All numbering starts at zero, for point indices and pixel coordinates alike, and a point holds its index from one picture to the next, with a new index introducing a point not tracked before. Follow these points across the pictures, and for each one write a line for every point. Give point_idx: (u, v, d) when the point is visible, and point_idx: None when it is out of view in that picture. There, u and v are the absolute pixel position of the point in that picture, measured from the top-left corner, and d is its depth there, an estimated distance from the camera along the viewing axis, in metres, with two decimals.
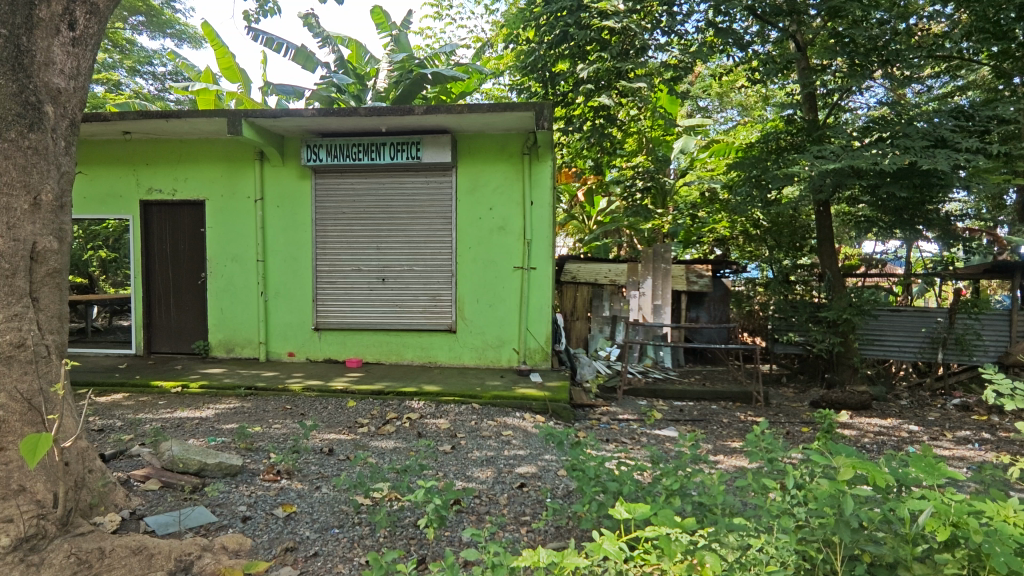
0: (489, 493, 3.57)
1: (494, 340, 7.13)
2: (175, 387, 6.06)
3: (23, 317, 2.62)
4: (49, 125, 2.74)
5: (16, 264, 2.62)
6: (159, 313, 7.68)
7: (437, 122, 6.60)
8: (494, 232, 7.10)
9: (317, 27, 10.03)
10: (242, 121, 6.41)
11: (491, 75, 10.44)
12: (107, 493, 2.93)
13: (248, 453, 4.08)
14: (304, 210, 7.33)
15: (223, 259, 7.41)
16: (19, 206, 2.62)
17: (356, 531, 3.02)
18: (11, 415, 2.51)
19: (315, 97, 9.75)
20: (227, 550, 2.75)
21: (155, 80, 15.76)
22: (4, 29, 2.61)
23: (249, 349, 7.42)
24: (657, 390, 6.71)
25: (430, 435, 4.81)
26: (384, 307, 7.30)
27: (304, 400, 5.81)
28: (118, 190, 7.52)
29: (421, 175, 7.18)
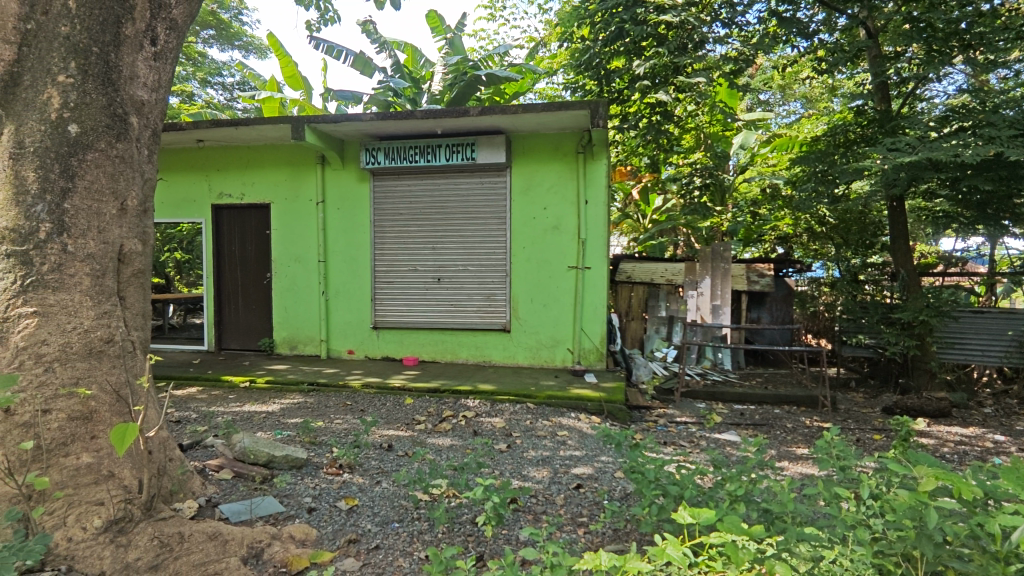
0: (545, 492, 3.57)
1: (548, 340, 7.12)
2: (244, 382, 6.36)
3: (112, 314, 2.82)
4: (133, 135, 2.93)
5: (106, 265, 2.81)
6: (229, 312, 8.08)
7: (492, 123, 6.64)
8: (549, 232, 7.09)
9: (375, 33, 10.29)
10: (305, 127, 6.66)
11: (545, 74, 10.41)
12: (185, 481, 3.10)
13: (312, 447, 4.24)
14: (363, 211, 7.54)
15: (287, 260, 7.72)
16: (109, 211, 2.82)
17: (416, 526, 3.08)
18: (102, 406, 2.69)
19: (373, 101, 10.03)
20: (294, 539, 2.86)
21: (224, 90, 16.57)
22: (95, 46, 2.79)
23: (312, 346, 7.70)
24: (716, 392, 6.52)
25: (486, 434, 4.85)
26: (439, 306, 7.42)
27: (363, 397, 5.97)
28: (191, 194, 7.95)
29: (476, 176, 7.25)
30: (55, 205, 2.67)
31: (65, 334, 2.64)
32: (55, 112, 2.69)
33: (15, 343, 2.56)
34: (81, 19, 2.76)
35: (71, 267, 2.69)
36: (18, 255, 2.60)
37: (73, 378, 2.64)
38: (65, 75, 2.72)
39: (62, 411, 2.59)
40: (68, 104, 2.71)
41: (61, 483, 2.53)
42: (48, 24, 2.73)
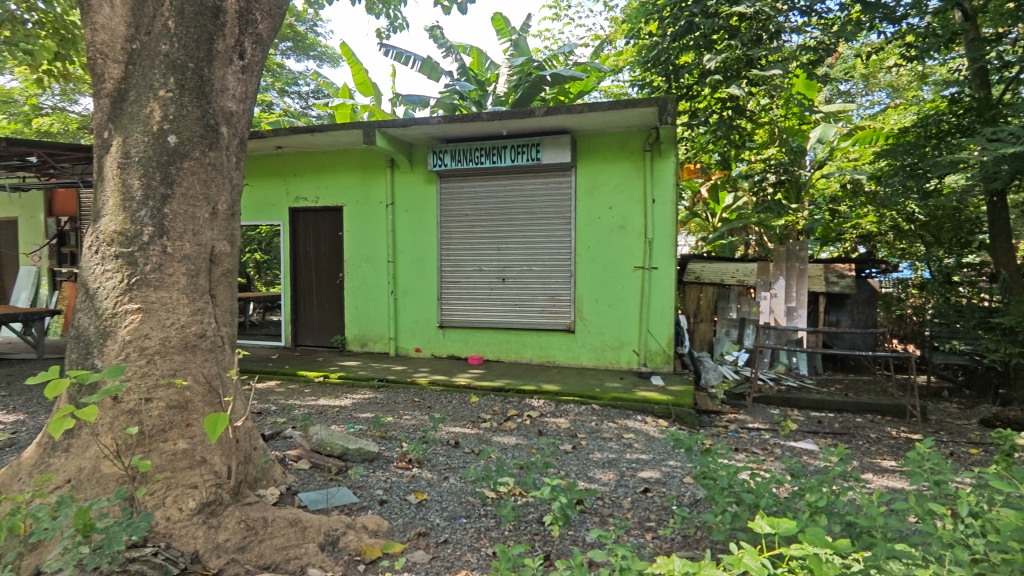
0: (611, 495, 3.53)
1: (613, 341, 7.04)
2: (318, 377, 6.67)
3: (205, 311, 3.02)
4: (224, 144, 3.13)
5: (200, 265, 3.02)
6: (304, 310, 8.48)
7: (557, 123, 6.63)
8: (615, 232, 7.00)
9: (442, 38, 10.51)
10: (376, 131, 6.89)
11: (610, 72, 10.30)
12: (268, 469, 3.27)
13: (383, 441, 4.38)
14: (430, 212, 7.72)
15: (358, 260, 8.02)
16: (202, 215, 3.02)
17: (483, 522, 3.13)
18: (196, 396, 2.90)
19: (439, 105, 10.24)
20: (367, 529, 2.97)
21: (300, 99, 17.42)
22: (190, 62, 3.00)
23: (381, 344, 7.97)
24: (792, 398, 6.23)
25: (551, 434, 4.86)
26: (504, 305, 7.48)
27: (430, 394, 6.11)
28: (271, 198, 8.40)
29: (541, 176, 7.26)
30: (156, 210, 2.90)
31: (165, 329, 2.87)
32: (156, 124, 2.93)
33: (123, 337, 2.82)
34: (178, 38, 2.98)
35: (170, 268, 2.91)
36: (125, 256, 2.86)
37: (171, 370, 2.85)
38: (165, 90, 2.96)
39: (162, 400, 2.80)
40: (166, 116, 2.94)
41: (161, 466, 2.73)
42: (151, 43, 2.98)
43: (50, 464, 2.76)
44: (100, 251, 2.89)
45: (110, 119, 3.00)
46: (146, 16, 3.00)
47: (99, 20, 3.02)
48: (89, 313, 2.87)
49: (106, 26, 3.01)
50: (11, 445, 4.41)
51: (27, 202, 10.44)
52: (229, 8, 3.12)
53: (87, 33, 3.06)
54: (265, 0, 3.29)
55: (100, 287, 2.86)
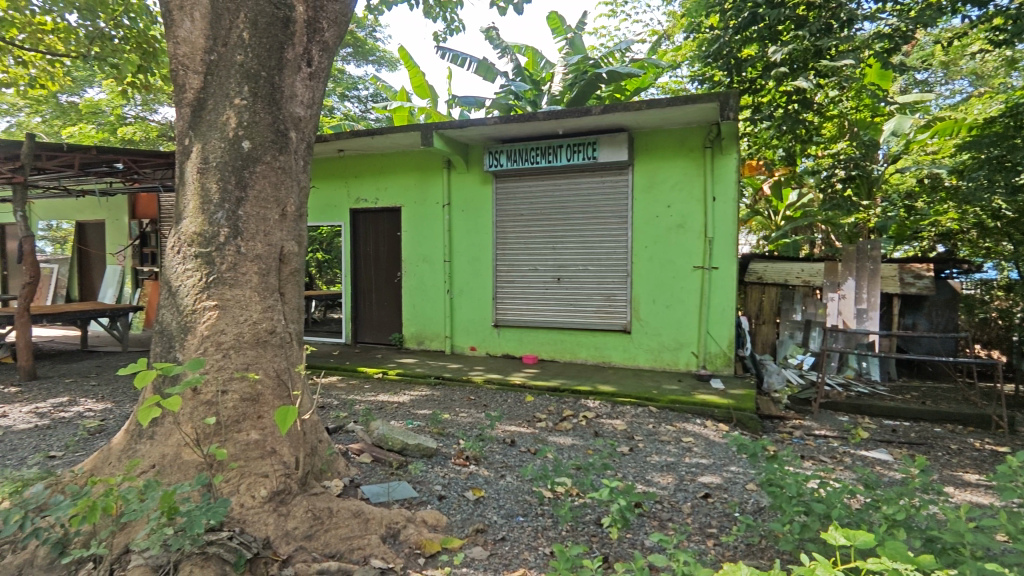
0: (671, 500, 3.46)
1: (671, 342, 6.89)
2: (377, 373, 6.85)
3: (275, 308, 3.16)
4: (292, 148, 3.27)
5: (270, 265, 3.16)
6: (364, 308, 8.73)
7: (614, 121, 6.56)
8: (673, 231, 6.86)
9: (497, 39, 10.58)
10: (434, 133, 7.00)
11: (668, 68, 10.09)
12: (333, 462, 3.38)
13: (441, 438, 4.46)
14: (486, 212, 7.80)
15: (415, 260, 8.19)
16: (273, 217, 3.17)
17: (540, 521, 3.14)
18: (267, 389, 3.04)
19: (494, 105, 10.27)
20: (427, 523, 3.03)
21: (360, 103, 17.92)
22: (263, 71, 3.15)
23: (437, 342, 8.11)
24: (862, 405, 5.92)
25: (607, 435, 4.81)
26: (559, 305, 7.47)
27: (485, 392, 6.17)
28: (333, 200, 8.70)
29: (597, 175, 7.20)
30: (231, 213, 3.06)
31: (239, 325, 3.02)
32: (231, 131, 3.09)
33: (202, 332, 2.99)
34: (252, 48, 3.13)
35: (243, 267, 3.06)
36: (204, 256, 3.03)
37: (245, 364, 3.01)
38: (239, 98, 3.11)
39: (236, 393, 2.95)
40: (241, 123, 3.10)
41: (236, 455, 2.88)
42: (227, 54, 3.14)
43: (137, 450, 2.96)
44: (181, 251, 3.06)
45: (190, 126, 3.18)
46: (223, 28, 3.16)
47: (181, 34, 3.20)
48: (172, 309, 3.06)
49: (187, 39, 3.19)
50: (100, 432, 4.76)
51: (113, 206, 11.22)
52: (298, 18, 3.25)
53: (170, 46, 3.25)
54: (331, 9, 3.42)
55: (181, 285, 3.04)
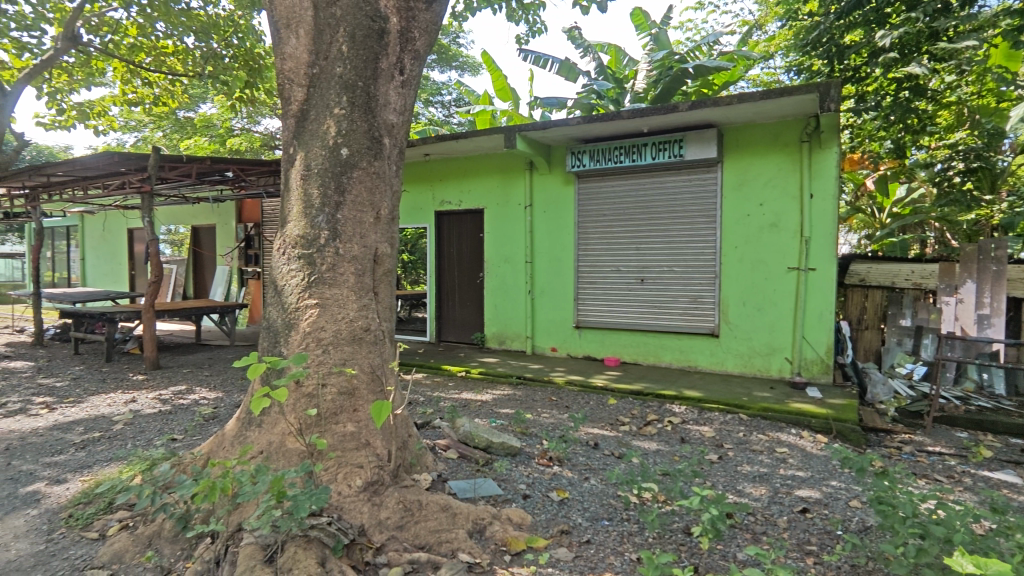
0: (765, 512, 3.30)
1: (763, 347, 6.57)
2: (460, 372, 7.01)
3: (369, 307, 3.31)
4: (386, 154, 3.42)
5: (365, 266, 3.32)
6: (448, 308, 8.96)
7: (703, 117, 6.34)
8: (766, 230, 6.53)
9: (580, 38, 10.52)
10: (517, 135, 7.07)
11: (760, 59, 9.64)
12: (422, 456, 3.49)
13: (524, 437, 4.50)
14: (568, 213, 7.78)
15: (498, 260, 8.31)
16: (368, 220, 3.32)
17: (626, 526, 3.09)
18: (362, 385, 3.20)
19: (576, 105, 10.19)
20: (512, 521, 3.07)
21: (443, 108, 18.43)
22: (360, 81, 3.32)
23: (518, 342, 8.18)
24: (984, 421, 5.38)
25: (694, 442, 4.66)
26: (643, 307, 7.32)
27: (567, 393, 6.16)
28: (419, 203, 9.00)
29: (684, 173, 6.98)
30: (331, 216, 3.24)
31: (337, 322, 3.20)
32: (331, 139, 3.27)
33: (304, 328, 3.19)
34: (350, 60, 3.31)
35: (341, 268, 3.24)
36: (306, 257, 3.22)
37: (342, 360, 3.18)
38: (339, 108, 3.29)
39: (335, 386, 3.13)
40: (340, 131, 3.27)
41: (334, 446, 3.04)
42: (328, 67, 3.33)
43: (247, 437, 3.20)
44: (286, 252, 3.28)
45: (295, 136, 3.40)
46: (324, 43, 3.35)
47: (287, 50, 3.43)
48: (277, 307, 3.28)
49: (292, 55, 3.42)
50: (213, 418, 5.19)
51: (223, 211, 12.21)
52: (392, 29, 3.40)
53: (278, 62, 3.49)
54: (422, 18, 3.54)
55: (286, 284, 3.26)
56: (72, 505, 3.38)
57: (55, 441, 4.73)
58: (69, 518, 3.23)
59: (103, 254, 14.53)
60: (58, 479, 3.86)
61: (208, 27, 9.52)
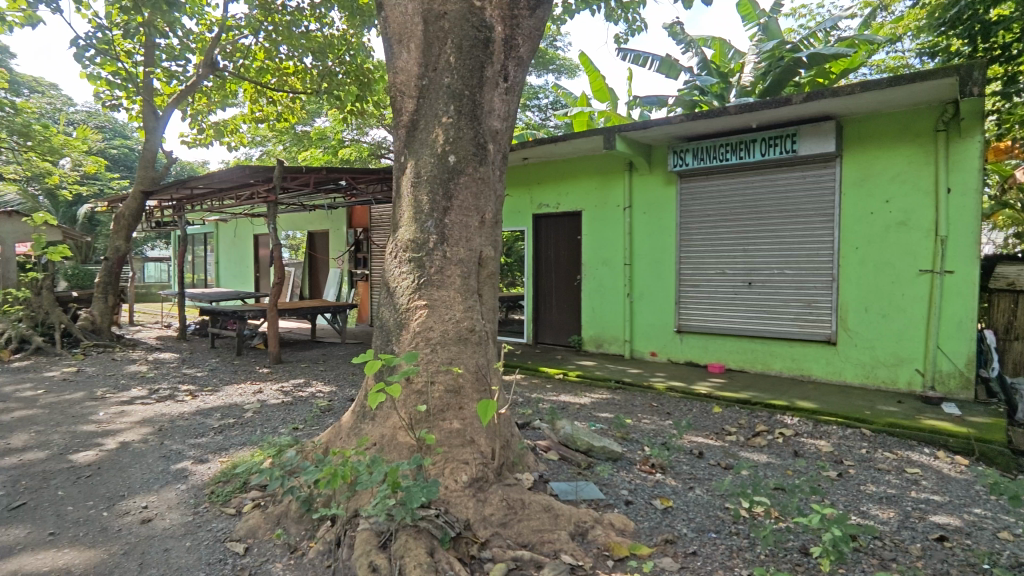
0: (894, 537, 3.02)
1: (888, 357, 6.00)
2: (558, 374, 7.03)
3: (475, 308, 3.43)
4: (490, 159, 3.51)
5: (470, 268, 3.43)
6: (545, 310, 9.02)
7: (819, 109, 5.92)
8: (892, 229, 5.98)
9: (681, 34, 10.21)
10: (616, 136, 6.97)
11: (886, 42, 8.85)
12: (523, 456, 3.54)
13: (625, 442, 4.44)
14: (670, 214, 7.57)
15: (596, 262, 8.25)
16: (473, 224, 3.44)
17: (735, 541, 2.95)
18: (468, 384, 3.31)
19: (677, 103, 9.86)
20: (615, 527, 3.03)
21: (540, 112, 18.55)
22: (467, 89, 3.44)
23: (616, 346, 8.07)
24: None
25: (809, 456, 4.36)
26: (750, 312, 6.96)
27: (668, 399, 5.98)
28: (518, 206, 9.13)
29: (796, 169, 6.56)
30: (440, 221, 3.38)
31: (445, 322, 3.33)
32: (440, 147, 3.41)
33: (413, 328, 3.34)
34: (457, 70, 3.44)
35: (448, 270, 3.37)
36: (416, 261, 3.39)
37: (449, 359, 3.31)
38: (446, 116, 3.42)
39: (442, 384, 3.26)
40: (447, 139, 3.41)
41: (441, 442, 3.16)
42: (436, 78, 3.48)
43: (362, 430, 3.42)
44: (398, 256, 3.46)
45: (405, 145, 3.57)
46: (433, 55, 3.51)
47: (399, 64, 3.62)
48: (389, 307, 3.47)
49: (404, 68, 3.60)
50: (329, 410, 5.57)
51: (335, 217, 13.08)
52: (497, 38, 3.50)
53: (390, 76, 3.69)
54: (525, 25, 3.62)
55: (397, 286, 3.44)
56: (213, 483, 3.78)
57: (197, 425, 5.31)
58: (211, 494, 3.61)
59: (233, 257, 16.05)
60: (201, 459, 4.33)
61: (325, 46, 10.28)
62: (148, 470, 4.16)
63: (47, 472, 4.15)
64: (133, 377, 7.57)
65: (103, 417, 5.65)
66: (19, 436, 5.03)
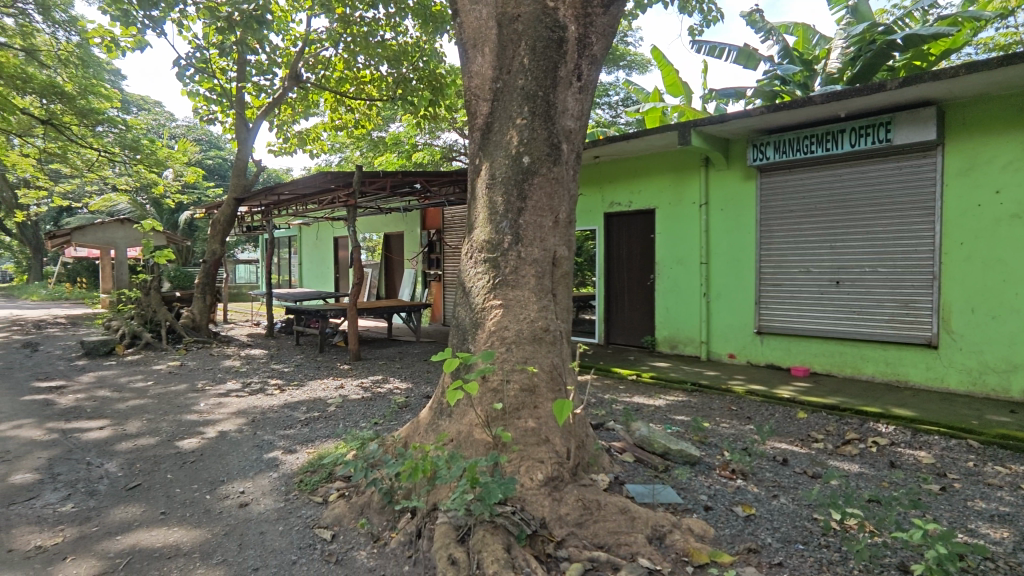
0: (1009, 559, 2.76)
1: (999, 363, 5.48)
2: (631, 375, 6.92)
3: (549, 308, 3.44)
4: (564, 159, 3.51)
5: (544, 268, 3.45)
6: (616, 310, 8.91)
7: (917, 95, 5.50)
8: (1004, 222, 5.46)
9: (761, 22, 9.78)
10: (692, 131, 6.77)
11: (995, 18, 8.09)
12: (599, 456, 3.52)
13: (703, 446, 4.32)
14: (749, 210, 7.28)
15: (670, 262, 8.06)
16: (547, 224, 3.45)
17: (825, 554, 2.80)
18: (543, 383, 3.33)
19: (756, 94, 9.45)
20: (693, 532, 2.96)
21: (610, 109, 18.32)
22: (541, 90, 3.46)
23: (692, 347, 7.84)
24: None
25: (907, 467, 4.07)
26: (839, 312, 6.57)
27: (747, 403, 5.75)
28: (588, 205, 9.06)
29: (891, 160, 6.14)
30: (514, 221, 3.41)
31: (520, 322, 3.36)
32: (514, 149, 3.45)
33: (489, 327, 3.40)
34: (531, 71, 3.46)
35: (523, 270, 3.41)
36: (491, 261, 3.44)
37: (524, 358, 3.34)
38: (521, 118, 3.46)
39: (517, 383, 3.30)
40: (522, 141, 3.44)
41: (517, 440, 3.19)
42: (511, 81, 3.52)
43: (439, 426, 3.51)
44: (474, 256, 3.53)
45: (480, 148, 3.63)
46: (507, 57, 3.55)
47: (474, 68, 3.69)
48: (466, 306, 3.54)
49: (479, 72, 3.67)
50: (406, 406, 5.76)
51: (410, 219, 13.49)
52: (571, 37, 3.50)
53: (465, 80, 3.76)
54: (599, 23, 3.60)
55: (473, 286, 3.51)
56: (302, 472, 4.01)
57: (286, 417, 5.64)
58: (301, 483, 3.83)
59: (316, 259, 16.89)
60: (290, 449, 4.59)
61: (399, 54, 10.59)
62: (244, 458, 4.46)
63: (158, 457, 4.54)
64: (228, 372, 8.13)
65: (204, 407, 6.12)
66: (133, 423, 5.53)
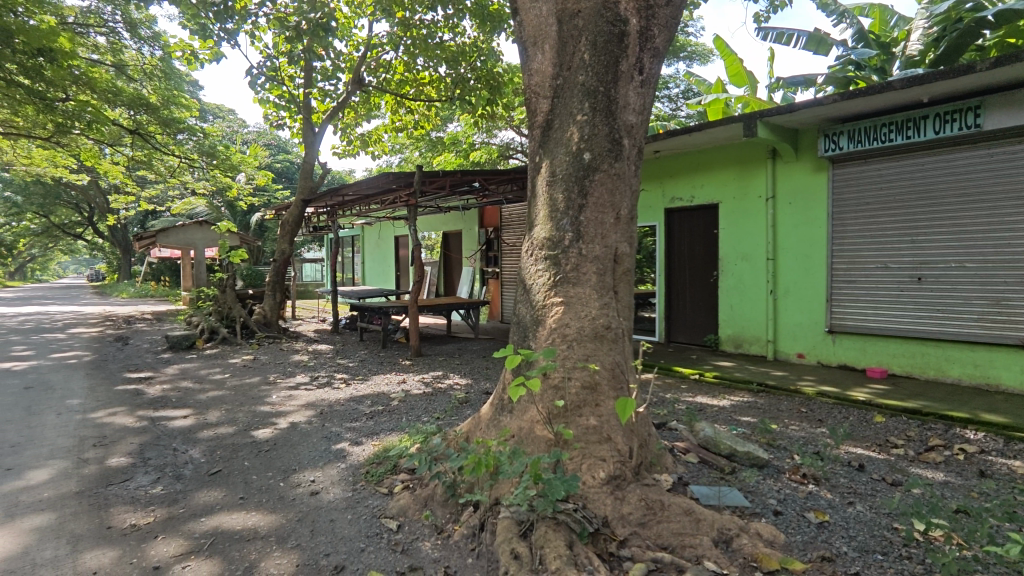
0: None
1: None
2: (693, 374, 6.76)
3: (610, 306, 3.41)
4: (626, 154, 3.47)
5: (606, 265, 3.42)
6: (677, 308, 8.71)
7: (1010, 76, 5.08)
8: None
9: (832, 5, 9.30)
10: (758, 122, 6.52)
11: None
12: (661, 456, 3.46)
13: (771, 449, 4.17)
14: (820, 203, 6.95)
15: (734, 258, 7.81)
16: (608, 221, 3.42)
17: (907, 566, 2.65)
18: (604, 381, 3.30)
19: (828, 81, 9.01)
20: (762, 537, 2.86)
21: (670, 102, 17.88)
22: (601, 85, 3.42)
23: (758, 346, 7.57)
24: None
25: (1000, 477, 3.78)
26: (920, 310, 6.17)
27: (818, 405, 5.50)
28: (648, 202, 8.90)
29: (980, 148, 5.71)
30: (575, 219, 3.40)
31: (581, 319, 3.35)
32: (575, 145, 3.43)
33: (550, 324, 3.40)
34: (592, 67, 3.44)
35: (584, 268, 3.39)
36: (552, 258, 3.44)
37: (585, 356, 3.32)
38: (581, 114, 3.44)
39: (579, 380, 3.29)
40: (583, 137, 3.42)
41: (578, 437, 3.19)
42: (571, 77, 3.51)
43: (501, 421, 3.55)
44: (534, 254, 3.54)
45: (540, 145, 3.63)
46: (568, 53, 3.54)
47: (534, 66, 3.69)
48: (526, 304, 3.56)
49: (539, 70, 3.67)
50: (466, 402, 5.84)
51: (468, 218, 13.65)
52: (632, 30, 3.45)
53: (525, 77, 3.77)
54: (661, 15, 3.54)
55: (534, 283, 3.52)
56: (368, 464, 4.15)
57: (352, 410, 5.84)
58: (367, 474, 3.97)
59: (378, 258, 17.38)
60: (357, 442, 4.76)
61: (457, 54, 10.72)
62: (313, 448, 4.66)
63: (235, 445, 4.81)
64: (297, 366, 8.50)
65: (276, 400, 6.42)
66: (213, 413, 5.88)
